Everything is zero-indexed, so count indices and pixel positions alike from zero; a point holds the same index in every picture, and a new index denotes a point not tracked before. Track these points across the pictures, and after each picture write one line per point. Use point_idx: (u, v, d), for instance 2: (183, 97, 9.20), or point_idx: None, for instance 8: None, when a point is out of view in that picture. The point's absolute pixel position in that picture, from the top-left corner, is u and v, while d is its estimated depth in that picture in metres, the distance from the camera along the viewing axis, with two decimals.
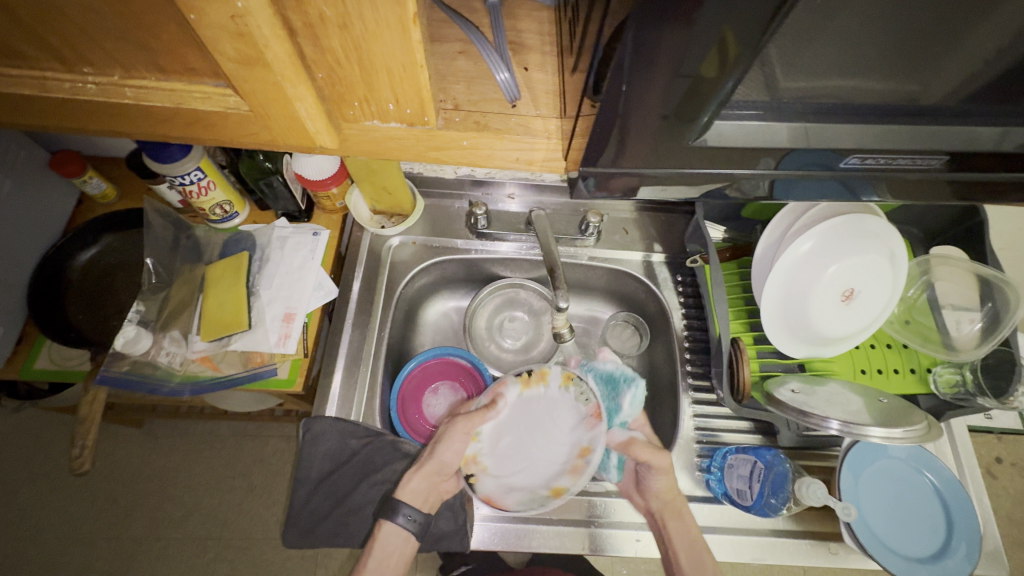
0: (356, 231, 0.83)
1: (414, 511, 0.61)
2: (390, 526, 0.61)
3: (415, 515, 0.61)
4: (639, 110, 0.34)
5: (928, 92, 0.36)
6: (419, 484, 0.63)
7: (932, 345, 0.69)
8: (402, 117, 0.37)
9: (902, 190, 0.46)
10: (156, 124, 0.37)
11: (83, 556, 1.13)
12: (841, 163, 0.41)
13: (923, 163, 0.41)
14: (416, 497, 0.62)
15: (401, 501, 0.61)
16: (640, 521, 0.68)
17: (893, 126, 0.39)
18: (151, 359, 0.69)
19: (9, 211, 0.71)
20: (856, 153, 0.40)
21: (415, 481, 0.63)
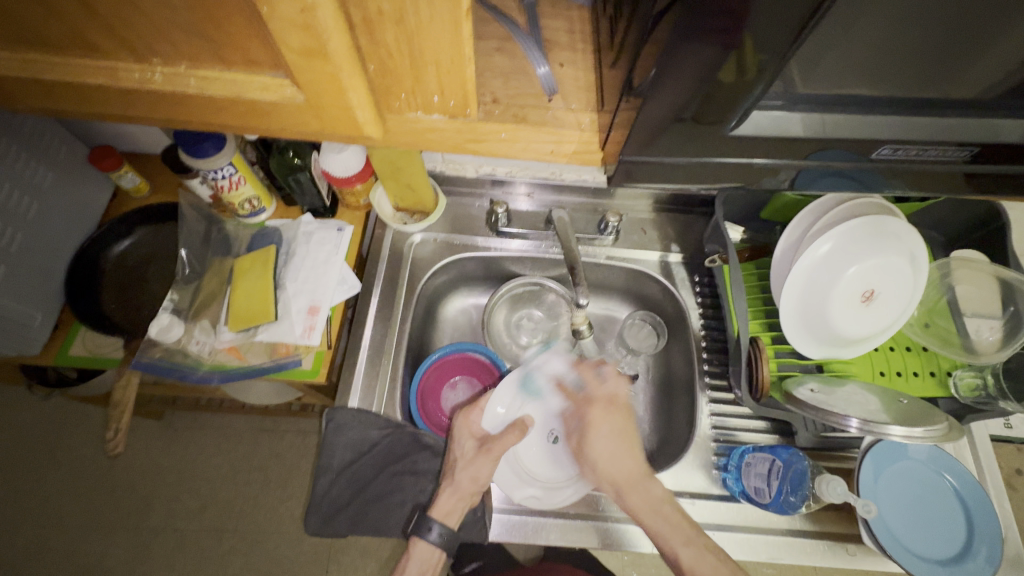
0: (379, 228, 0.84)
1: (444, 526, 0.64)
2: (423, 544, 0.64)
3: (445, 532, 0.63)
4: (678, 106, 0.35)
5: (959, 87, 0.37)
6: (452, 502, 0.64)
7: (953, 348, 0.69)
8: (444, 110, 0.39)
9: (928, 186, 0.46)
10: (213, 112, 0.39)
11: (103, 544, 1.16)
12: (874, 154, 0.42)
13: (949, 155, 0.42)
14: (449, 515, 0.64)
15: (432, 519, 0.64)
16: None
17: (921, 120, 0.39)
18: (183, 347, 0.71)
19: (50, 202, 0.73)
20: (892, 144, 0.41)
21: (448, 500, 0.65)
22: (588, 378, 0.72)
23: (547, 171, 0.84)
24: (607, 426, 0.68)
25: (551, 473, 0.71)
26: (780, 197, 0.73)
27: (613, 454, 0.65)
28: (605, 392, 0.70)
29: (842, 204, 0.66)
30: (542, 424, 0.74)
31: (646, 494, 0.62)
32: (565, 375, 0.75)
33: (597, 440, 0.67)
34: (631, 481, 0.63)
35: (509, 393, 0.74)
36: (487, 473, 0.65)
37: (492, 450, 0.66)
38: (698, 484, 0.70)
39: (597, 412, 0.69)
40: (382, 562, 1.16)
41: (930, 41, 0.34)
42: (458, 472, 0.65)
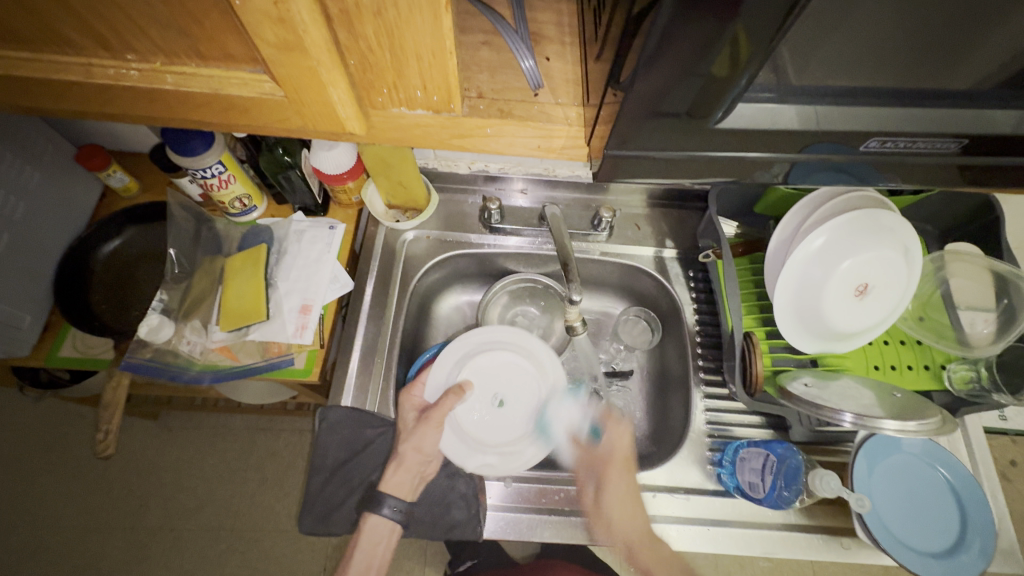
0: (372, 225, 0.84)
1: (398, 500, 0.65)
2: (375, 519, 0.65)
3: (399, 505, 0.65)
4: (665, 101, 0.35)
5: (948, 76, 0.37)
6: (403, 477, 0.66)
7: (947, 341, 0.69)
8: (428, 105, 0.38)
9: (919, 177, 0.46)
10: (193, 109, 0.38)
11: (100, 544, 1.16)
12: (862, 146, 0.41)
13: (940, 146, 0.41)
14: (399, 488, 0.65)
15: (385, 493, 0.64)
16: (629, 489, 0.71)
17: (910, 112, 0.39)
18: (173, 347, 0.71)
19: (38, 202, 0.73)
20: (878, 136, 0.40)
21: (398, 475, 0.65)
22: (608, 436, 0.72)
23: (540, 167, 0.83)
24: (623, 487, 0.67)
25: (501, 436, 0.68)
26: (773, 190, 0.73)
27: (628, 513, 0.65)
28: (619, 453, 0.70)
29: (835, 198, 0.65)
30: (486, 389, 0.70)
31: (658, 557, 0.64)
32: (578, 423, 0.74)
33: (609, 498, 0.66)
34: (641, 540, 0.65)
35: (449, 360, 0.71)
36: (431, 440, 0.65)
37: (432, 419, 0.65)
38: (693, 480, 0.70)
39: (614, 473, 0.68)
40: None
41: (916, 30, 0.33)
42: (402, 445, 0.65)
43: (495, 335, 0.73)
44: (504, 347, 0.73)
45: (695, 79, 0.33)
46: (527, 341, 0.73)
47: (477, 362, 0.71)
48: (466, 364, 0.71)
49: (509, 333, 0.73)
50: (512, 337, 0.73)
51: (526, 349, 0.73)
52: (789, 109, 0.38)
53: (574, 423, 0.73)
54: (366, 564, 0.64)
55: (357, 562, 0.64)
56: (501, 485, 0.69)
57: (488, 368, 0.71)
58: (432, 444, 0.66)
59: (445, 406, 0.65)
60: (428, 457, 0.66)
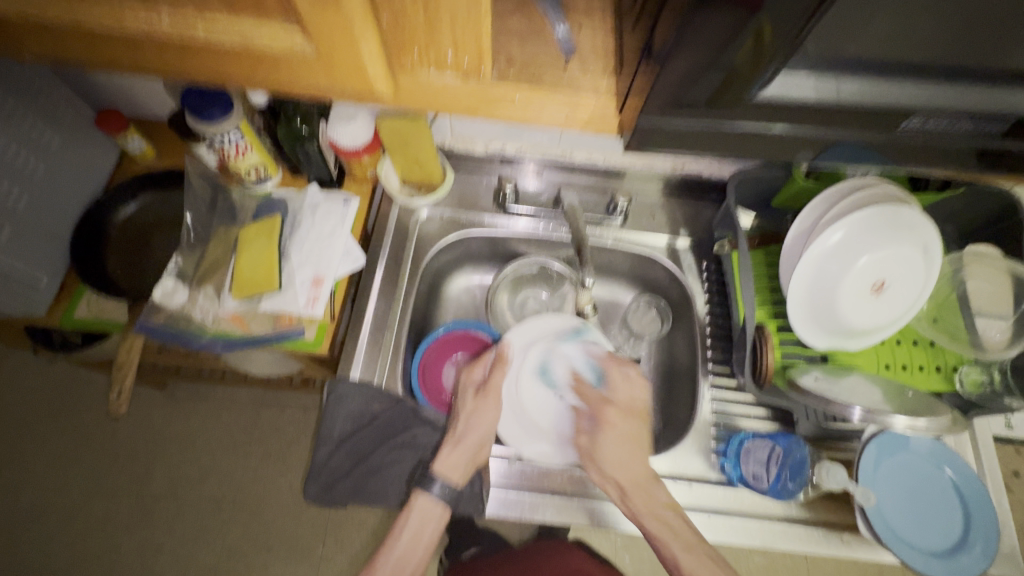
0: (386, 202, 0.84)
1: (447, 480, 0.64)
2: (425, 497, 0.64)
3: (449, 487, 0.64)
4: (719, 58, 0.35)
5: (990, 56, 0.36)
6: (458, 457, 0.65)
7: (960, 343, 0.68)
8: (458, 68, 0.38)
9: (933, 161, 0.46)
10: (219, 61, 0.38)
11: (106, 508, 1.18)
12: (900, 125, 0.42)
13: (980, 126, 0.41)
14: (451, 470, 0.65)
15: (437, 473, 0.64)
16: (669, 471, 0.70)
17: (945, 89, 0.38)
18: (187, 312, 0.71)
19: (57, 162, 0.73)
20: (919, 113, 0.40)
21: (454, 455, 0.65)
22: (610, 379, 0.70)
23: (557, 150, 0.82)
24: (622, 430, 0.67)
25: (563, 427, 0.69)
26: (792, 183, 0.73)
27: (626, 457, 0.65)
28: (624, 398, 0.69)
29: (856, 192, 0.64)
30: (548, 375, 0.71)
31: (652, 498, 0.63)
32: (567, 398, 0.70)
33: (604, 446, 0.66)
34: (637, 483, 0.63)
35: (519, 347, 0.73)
36: (489, 414, 0.67)
37: (489, 394, 0.69)
38: (696, 469, 0.71)
39: (611, 413, 0.68)
40: (378, 535, 1.17)
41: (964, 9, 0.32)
42: (461, 424, 0.67)
43: (562, 325, 0.74)
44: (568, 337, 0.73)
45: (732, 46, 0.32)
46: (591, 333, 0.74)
47: (542, 350, 0.72)
48: (529, 350, 0.72)
49: (575, 323, 0.74)
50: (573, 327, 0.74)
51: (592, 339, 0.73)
52: (820, 79, 0.38)
53: (563, 398, 0.70)
54: (415, 542, 0.63)
55: (406, 539, 0.63)
56: (504, 462, 0.70)
57: (554, 355, 0.72)
58: (491, 421, 0.68)
59: (496, 381, 0.69)
60: (487, 436, 0.67)
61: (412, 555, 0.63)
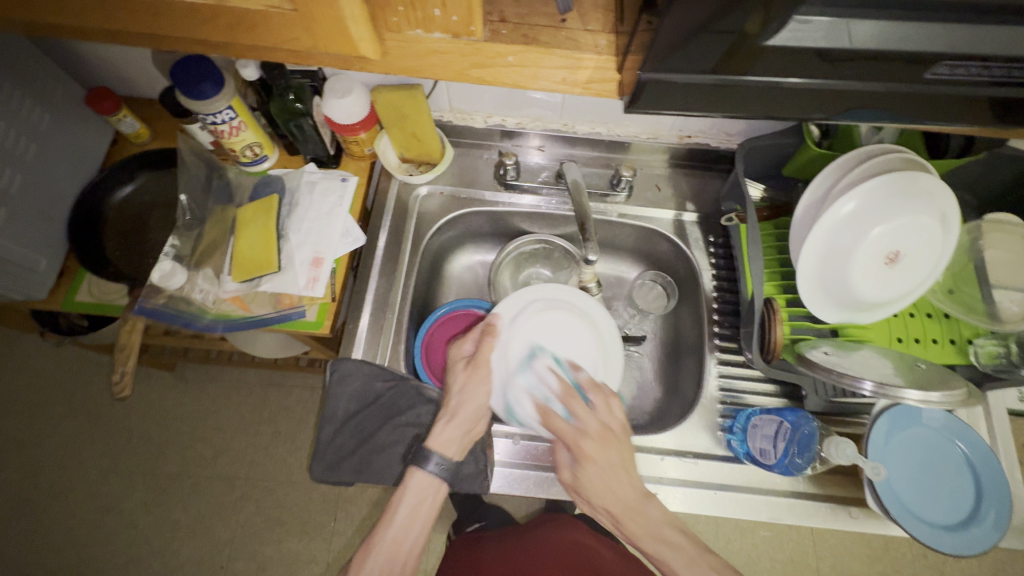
0: (385, 179, 0.82)
1: (443, 456, 0.63)
2: (421, 473, 0.62)
3: (444, 463, 0.63)
4: (725, 21, 0.34)
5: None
6: (451, 433, 0.64)
7: (976, 315, 0.66)
8: (447, 27, 0.40)
9: (949, 114, 0.44)
10: (194, 23, 0.39)
11: (122, 487, 1.20)
12: (926, 74, 0.39)
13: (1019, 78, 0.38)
14: (447, 445, 0.64)
15: (432, 448, 0.63)
16: (669, 445, 0.70)
17: (974, 32, 0.36)
18: (186, 294, 0.70)
19: (51, 144, 0.72)
20: (948, 61, 0.37)
21: (448, 430, 0.64)
22: (577, 411, 0.65)
23: (559, 122, 0.80)
24: (603, 459, 0.62)
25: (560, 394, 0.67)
26: (803, 151, 0.70)
27: (612, 487, 0.61)
28: (598, 424, 0.64)
29: (872, 159, 0.61)
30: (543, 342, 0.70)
31: (644, 521, 0.60)
32: (545, 398, 0.66)
33: (585, 479, 0.62)
34: (626, 509, 0.60)
35: (507, 316, 0.71)
36: (481, 386, 0.66)
37: (483, 366, 0.67)
38: (703, 445, 0.70)
39: (590, 447, 0.62)
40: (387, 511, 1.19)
41: None
42: (454, 399, 0.66)
43: (550, 292, 0.73)
44: (560, 304, 0.73)
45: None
46: (581, 300, 0.73)
47: (532, 320, 0.71)
48: (519, 322, 0.70)
49: (560, 290, 0.73)
50: (561, 295, 0.73)
51: (584, 305, 0.73)
52: (836, 27, 0.36)
53: (540, 394, 0.66)
54: (412, 517, 0.61)
55: (402, 516, 0.61)
56: (509, 442, 0.70)
57: (545, 325, 0.71)
58: (483, 394, 0.67)
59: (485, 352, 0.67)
60: (481, 410, 0.66)
61: (407, 538, 0.61)
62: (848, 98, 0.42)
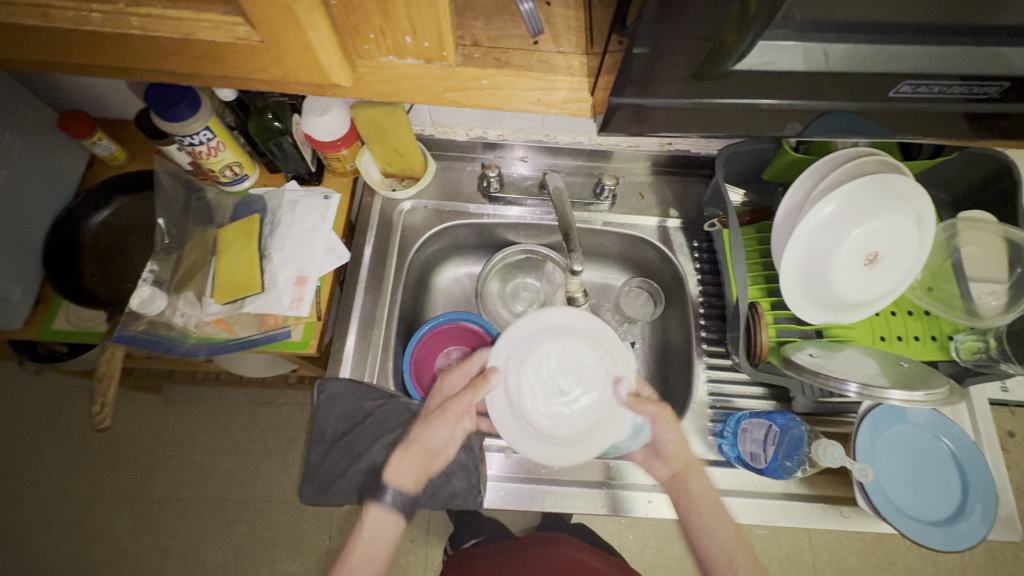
0: (367, 195, 0.81)
1: (398, 490, 0.63)
2: (377, 509, 0.62)
3: (401, 496, 0.63)
4: (695, 38, 0.34)
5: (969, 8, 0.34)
6: (408, 464, 0.65)
7: (955, 311, 0.67)
8: (419, 52, 0.40)
9: (916, 128, 0.45)
10: (162, 56, 0.39)
11: (108, 515, 1.18)
12: (891, 92, 0.40)
13: (978, 91, 0.39)
14: (402, 478, 0.64)
15: (387, 481, 0.63)
16: None
17: (934, 49, 0.37)
18: (167, 319, 0.70)
19: (23, 171, 0.70)
20: (909, 81, 0.39)
21: (403, 463, 0.65)
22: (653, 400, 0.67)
23: (541, 133, 0.80)
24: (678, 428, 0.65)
25: (594, 410, 0.64)
26: (782, 155, 0.70)
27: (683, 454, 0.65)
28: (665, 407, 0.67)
29: (849, 162, 0.62)
30: (547, 387, 0.64)
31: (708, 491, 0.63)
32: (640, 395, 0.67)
33: (663, 435, 0.65)
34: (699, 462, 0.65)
35: (501, 381, 0.63)
36: (444, 425, 0.65)
37: (445, 407, 0.65)
38: (694, 451, 0.70)
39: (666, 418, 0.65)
40: None
41: None
42: (414, 432, 0.66)
43: (523, 325, 0.65)
44: (544, 328, 0.66)
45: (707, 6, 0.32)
46: (559, 312, 0.66)
47: (523, 375, 0.64)
48: (516, 379, 0.63)
49: (524, 323, 0.65)
50: (532, 319, 0.66)
51: (564, 317, 0.66)
52: (804, 45, 0.37)
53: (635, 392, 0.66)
54: (369, 552, 0.61)
55: (360, 550, 0.61)
56: (502, 456, 0.70)
57: (532, 369, 0.64)
58: (447, 430, 0.65)
59: (465, 399, 0.63)
60: (439, 446, 0.66)
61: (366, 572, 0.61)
62: (822, 109, 0.43)
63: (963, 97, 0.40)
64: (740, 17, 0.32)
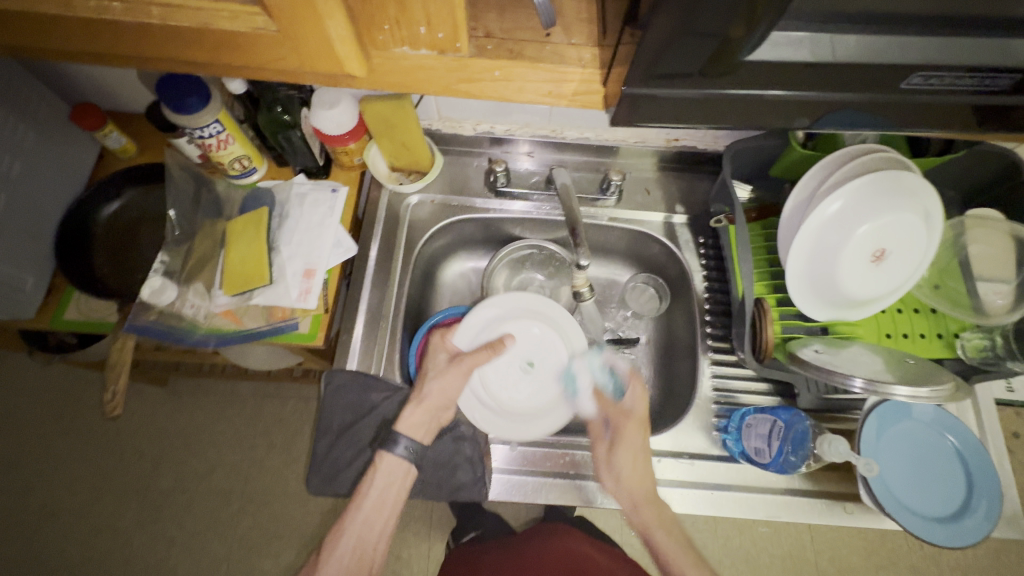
0: (375, 189, 0.82)
1: (411, 440, 0.64)
2: (390, 457, 0.63)
3: (411, 446, 0.64)
4: (705, 29, 0.34)
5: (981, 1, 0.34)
6: (420, 417, 0.65)
7: (962, 309, 0.67)
8: (433, 43, 0.40)
9: (927, 121, 0.45)
10: (182, 47, 0.39)
11: (116, 505, 1.19)
12: (903, 83, 0.40)
13: (991, 83, 0.39)
14: (416, 430, 0.65)
15: (401, 433, 0.63)
16: (663, 446, 0.70)
17: (946, 44, 0.37)
18: (177, 310, 0.70)
19: (36, 161, 0.71)
20: (921, 71, 0.39)
21: (416, 415, 0.65)
22: (631, 395, 0.69)
23: (547, 128, 0.80)
24: (637, 443, 0.66)
25: (555, 376, 0.73)
26: (791, 151, 0.70)
27: (639, 469, 0.65)
28: (643, 411, 0.68)
29: (857, 158, 0.62)
30: (512, 376, 0.73)
31: (662, 511, 0.64)
32: (602, 380, 0.72)
33: (618, 457, 0.65)
34: (648, 499, 0.64)
35: (475, 388, 0.71)
36: (458, 384, 0.67)
37: (465, 364, 0.68)
38: (698, 446, 0.70)
39: (632, 428, 0.66)
40: None
41: None
42: (428, 385, 0.67)
43: (464, 334, 0.73)
44: (496, 321, 0.75)
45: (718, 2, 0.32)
46: (488, 308, 0.74)
47: (489, 374, 0.72)
48: (485, 381, 0.72)
49: (460, 336, 0.72)
50: (482, 318, 0.74)
51: (491, 311, 0.75)
52: (816, 38, 0.37)
53: (597, 377, 0.72)
54: (381, 501, 0.63)
55: (372, 500, 0.62)
56: (507, 449, 0.70)
57: (490, 371, 0.72)
58: (458, 387, 0.68)
59: (481, 358, 0.68)
60: (450, 400, 0.67)
61: (378, 516, 0.63)
62: (831, 104, 0.43)
63: (970, 91, 0.40)
64: (747, 14, 0.33)
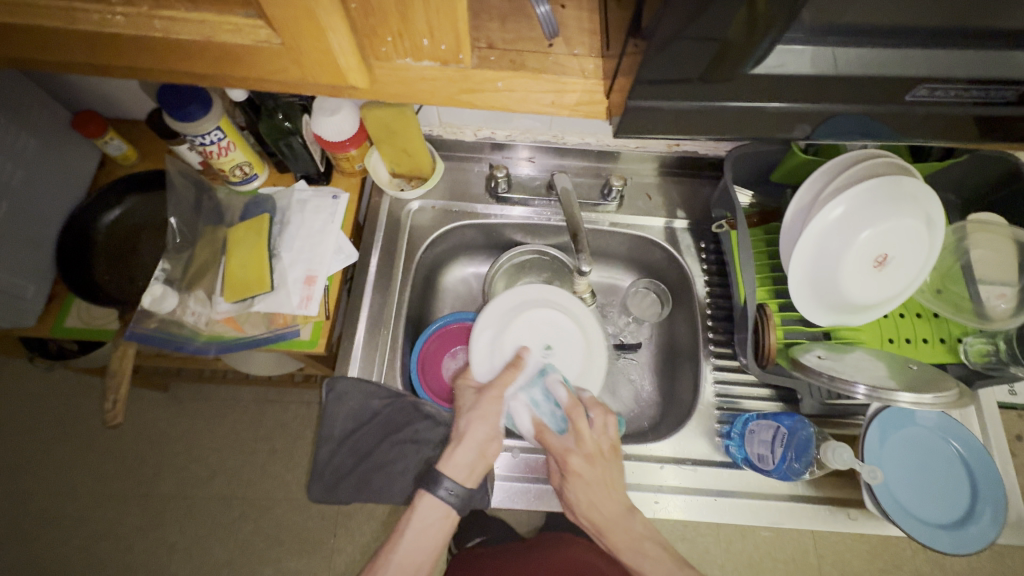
0: (376, 195, 0.82)
1: (455, 482, 0.62)
2: (431, 499, 0.62)
3: (456, 489, 0.62)
4: (709, 39, 0.34)
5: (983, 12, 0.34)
6: (463, 455, 0.63)
7: (964, 314, 0.67)
8: (436, 54, 0.40)
9: (929, 132, 0.45)
10: (183, 59, 0.39)
11: (116, 511, 1.18)
12: (907, 96, 0.40)
13: (997, 94, 0.39)
14: (461, 472, 0.63)
15: (443, 474, 0.62)
16: (668, 453, 0.70)
17: (949, 54, 0.37)
18: (177, 318, 0.70)
19: (38, 170, 0.71)
20: (925, 83, 0.39)
21: (459, 453, 0.63)
22: (577, 426, 0.65)
23: (548, 134, 0.80)
24: (592, 478, 0.63)
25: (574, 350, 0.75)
26: (792, 157, 0.70)
27: (596, 501, 0.63)
28: (592, 440, 0.65)
29: (858, 164, 0.62)
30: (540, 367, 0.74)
31: (628, 533, 0.62)
32: (543, 412, 0.67)
33: (574, 495, 0.63)
34: (608, 525, 0.63)
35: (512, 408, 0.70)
36: (495, 408, 0.66)
37: (490, 390, 0.68)
38: (701, 452, 0.70)
39: (578, 464, 0.63)
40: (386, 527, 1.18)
41: None
42: (462, 420, 0.66)
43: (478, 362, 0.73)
44: (502, 329, 0.75)
45: (723, 15, 0.32)
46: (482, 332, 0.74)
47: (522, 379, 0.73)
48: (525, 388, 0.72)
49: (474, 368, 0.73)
50: (489, 342, 0.74)
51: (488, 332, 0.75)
52: (818, 49, 0.37)
53: (541, 413, 0.67)
54: (416, 544, 0.61)
55: (407, 542, 0.61)
56: (508, 456, 0.70)
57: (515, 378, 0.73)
58: (498, 413, 0.67)
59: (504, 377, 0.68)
60: (493, 430, 0.65)
61: (414, 559, 0.61)
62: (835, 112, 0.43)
63: (974, 102, 0.40)
64: (750, 24, 0.33)
